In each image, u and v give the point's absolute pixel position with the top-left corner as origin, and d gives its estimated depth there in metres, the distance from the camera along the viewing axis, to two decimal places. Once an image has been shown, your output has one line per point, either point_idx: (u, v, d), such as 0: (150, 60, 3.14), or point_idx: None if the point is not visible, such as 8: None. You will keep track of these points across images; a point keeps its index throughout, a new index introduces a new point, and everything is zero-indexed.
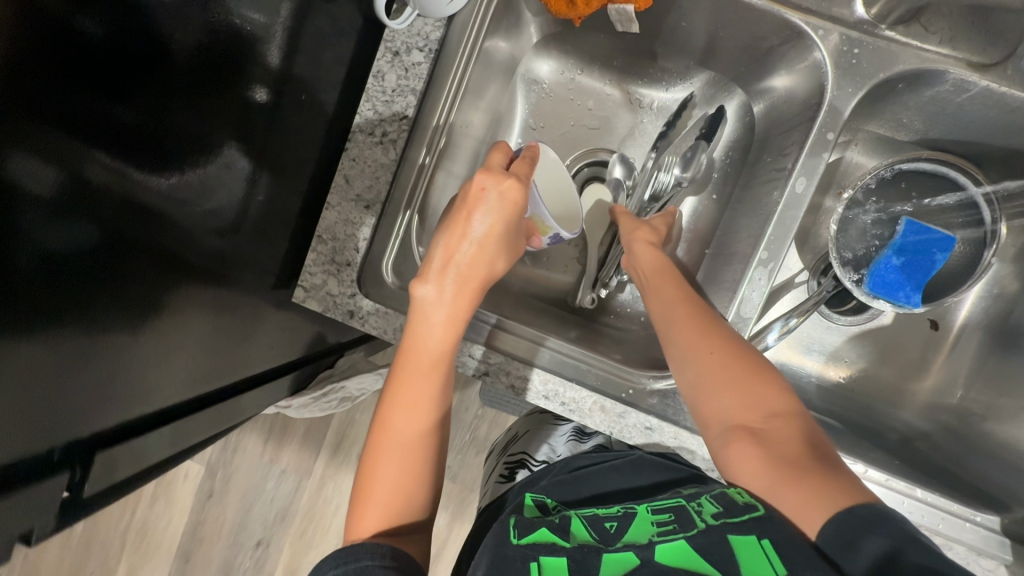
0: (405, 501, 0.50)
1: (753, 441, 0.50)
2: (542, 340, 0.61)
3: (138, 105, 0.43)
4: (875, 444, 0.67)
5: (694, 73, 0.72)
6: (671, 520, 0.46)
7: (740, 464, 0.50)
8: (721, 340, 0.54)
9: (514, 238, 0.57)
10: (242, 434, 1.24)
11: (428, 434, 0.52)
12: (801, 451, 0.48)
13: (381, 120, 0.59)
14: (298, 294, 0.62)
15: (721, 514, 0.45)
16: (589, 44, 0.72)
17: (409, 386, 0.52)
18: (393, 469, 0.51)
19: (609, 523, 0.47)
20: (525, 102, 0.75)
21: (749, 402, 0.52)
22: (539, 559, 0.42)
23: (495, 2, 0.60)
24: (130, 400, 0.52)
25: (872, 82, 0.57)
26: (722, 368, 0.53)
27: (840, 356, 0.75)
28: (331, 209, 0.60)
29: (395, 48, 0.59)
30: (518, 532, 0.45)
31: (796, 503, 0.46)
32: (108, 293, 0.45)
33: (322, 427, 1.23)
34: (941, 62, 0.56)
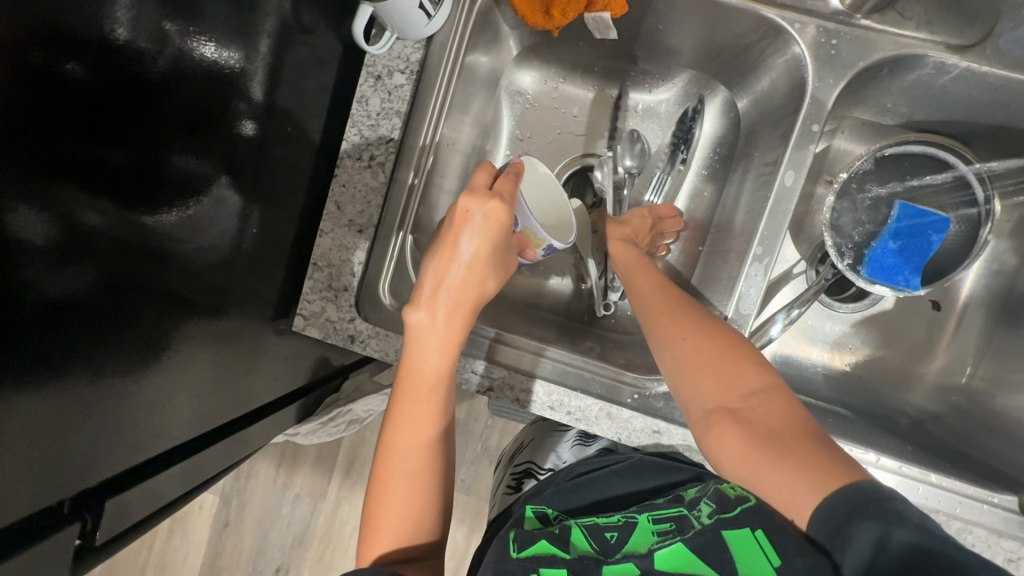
0: (418, 529, 0.51)
1: (738, 425, 0.49)
2: (542, 350, 0.61)
3: (131, 149, 0.44)
4: (886, 430, 0.67)
5: (676, 72, 0.72)
6: (671, 527, 0.45)
7: (727, 451, 0.49)
8: (698, 327, 0.54)
9: (505, 255, 0.56)
10: (255, 461, 1.24)
11: (433, 460, 0.52)
12: (804, 442, 0.47)
13: (368, 144, 0.60)
14: (298, 322, 0.62)
15: (714, 511, 0.45)
16: (569, 52, 0.73)
17: (410, 412, 0.52)
18: (403, 498, 0.51)
19: (610, 532, 0.47)
20: (510, 114, 0.76)
21: (728, 386, 0.51)
22: (539, 571, 0.41)
23: (472, 19, 0.60)
24: (138, 439, 0.52)
25: (853, 71, 0.58)
26: (700, 354, 0.53)
27: (844, 344, 0.74)
28: (324, 236, 0.61)
29: (377, 73, 0.59)
30: (518, 546, 0.44)
31: (784, 487, 0.45)
32: (113, 336, 0.46)
33: (334, 448, 1.23)
34: (920, 46, 0.56)
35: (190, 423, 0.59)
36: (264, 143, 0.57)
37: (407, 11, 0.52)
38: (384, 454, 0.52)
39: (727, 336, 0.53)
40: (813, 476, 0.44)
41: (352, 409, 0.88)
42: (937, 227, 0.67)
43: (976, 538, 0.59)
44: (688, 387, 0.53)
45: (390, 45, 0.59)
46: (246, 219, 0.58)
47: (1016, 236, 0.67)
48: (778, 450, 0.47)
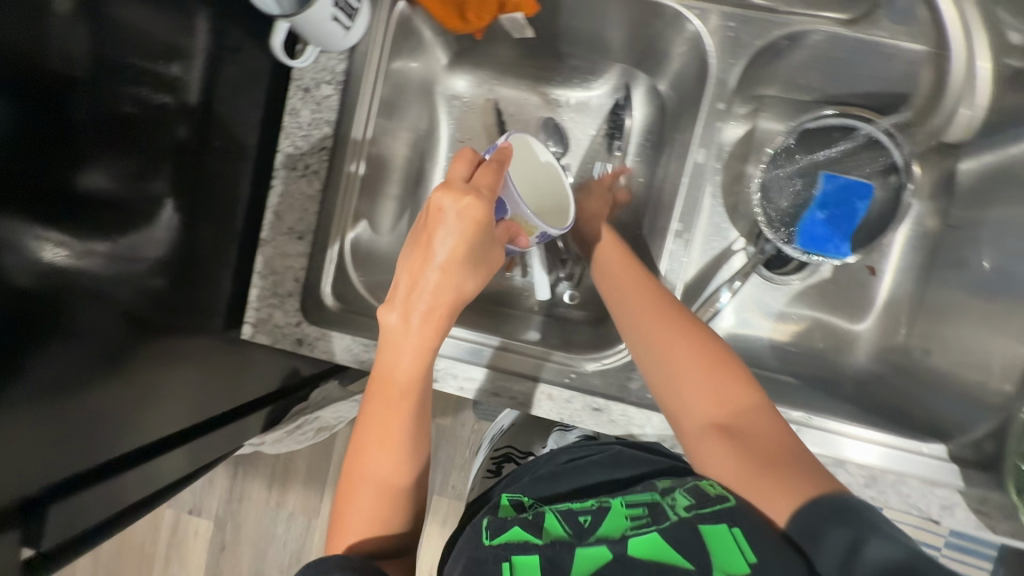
0: (385, 522, 0.52)
1: (724, 432, 0.51)
2: (547, 354, 0.64)
3: (61, 163, 0.43)
4: (834, 394, 0.68)
5: (601, 65, 0.75)
6: (644, 513, 0.44)
7: (707, 456, 0.51)
8: (687, 335, 0.55)
9: (485, 255, 0.52)
10: (246, 483, 1.26)
11: (407, 463, 0.53)
12: (786, 456, 0.49)
13: (302, 154, 0.62)
14: (247, 330, 0.65)
15: (693, 506, 0.44)
16: (496, 54, 0.76)
17: (388, 416, 0.53)
18: (374, 492, 0.52)
19: (584, 516, 0.45)
20: (449, 118, 0.78)
21: (721, 395, 0.53)
22: (511, 559, 0.42)
23: (392, 28, 0.63)
24: (100, 442, 0.52)
25: (751, 51, 0.64)
26: (689, 360, 0.54)
27: (789, 315, 0.74)
28: (266, 245, 0.63)
29: (305, 85, 0.62)
30: (492, 533, 0.44)
31: (762, 493, 0.46)
32: (62, 346, 0.45)
33: (323, 464, 1.24)
34: (808, 22, 0.63)
35: (152, 429, 0.58)
36: (206, 155, 0.58)
37: (323, 24, 0.55)
38: (357, 451, 0.54)
39: (713, 343, 0.55)
40: (796, 487, 0.46)
41: (319, 417, 0.89)
42: (861, 192, 0.69)
43: (911, 488, 0.60)
44: (676, 389, 0.54)
45: (316, 59, 0.62)
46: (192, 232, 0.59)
47: (936, 196, 0.70)
48: (758, 459, 0.48)
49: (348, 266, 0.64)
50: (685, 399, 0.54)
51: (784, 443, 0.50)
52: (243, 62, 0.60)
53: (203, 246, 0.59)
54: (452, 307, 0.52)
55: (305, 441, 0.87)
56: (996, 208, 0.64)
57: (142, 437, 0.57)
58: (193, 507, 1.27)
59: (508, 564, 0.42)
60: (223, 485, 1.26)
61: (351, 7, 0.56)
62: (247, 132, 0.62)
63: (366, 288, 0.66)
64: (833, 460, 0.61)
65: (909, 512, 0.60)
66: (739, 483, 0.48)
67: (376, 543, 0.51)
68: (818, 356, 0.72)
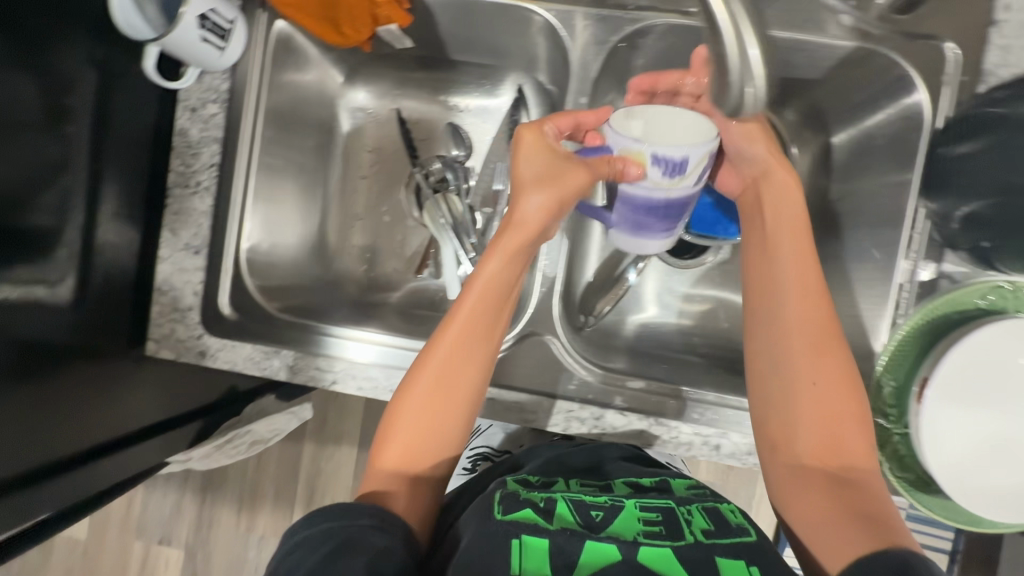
0: (431, 465, 0.54)
1: (829, 437, 0.51)
2: (578, 370, 0.64)
3: None
4: (733, 371, 0.71)
5: (494, 69, 0.78)
6: (658, 520, 0.49)
7: (805, 463, 0.52)
8: (808, 303, 0.54)
9: (562, 166, 0.51)
10: (215, 508, 1.24)
11: (459, 424, 0.54)
12: (866, 478, 0.50)
13: (193, 172, 0.68)
14: (151, 347, 0.68)
15: (711, 531, 0.48)
16: (390, 66, 0.79)
17: (462, 371, 0.53)
18: (404, 445, 0.53)
19: (595, 510, 0.49)
20: (353, 130, 0.81)
21: (845, 389, 0.52)
22: (521, 537, 0.45)
23: (271, 44, 0.68)
24: (38, 444, 0.56)
25: (608, 46, 0.63)
26: (807, 351, 0.53)
27: (691, 297, 0.78)
28: (165, 261, 0.67)
29: (192, 105, 0.67)
30: (503, 508, 0.48)
31: (809, 518, 0.50)
32: None
33: (291, 482, 1.22)
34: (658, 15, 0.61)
35: (86, 435, 0.60)
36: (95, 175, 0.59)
37: (193, 46, 0.57)
38: (402, 400, 0.54)
39: (824, 311, 0.53)
40: (873, 530, 0.46)
41: (254, 430, 0.88)
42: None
43: None
44: (787, 390, 0.53)
45: (201, 80, 0.67)
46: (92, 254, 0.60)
47: None
48: (832, 480, 0.50)
49: (244, 274, 0.68)
50: (799, 387, 0.52)
51: (866, 462, 0.51)
52: (135, 86, 0.62)
53: (100, 264, 0.61)
54: (523, 226, 0.52)
55: (239, 456, 0.89)
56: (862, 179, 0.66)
57: (76, 444, 0.59)
58: (163, 536, 1.26)
59: (518, 541, 0.45)
60: (191, 512, 1.25)
61: (222, 27, 0.59)
62: (139, 156, 0.64)
63: (260, 293, 0.69)
64: (716, 433, 0.62)
65: None
66: (801, 503, 0.51)
67: (397, 494, 0.52)
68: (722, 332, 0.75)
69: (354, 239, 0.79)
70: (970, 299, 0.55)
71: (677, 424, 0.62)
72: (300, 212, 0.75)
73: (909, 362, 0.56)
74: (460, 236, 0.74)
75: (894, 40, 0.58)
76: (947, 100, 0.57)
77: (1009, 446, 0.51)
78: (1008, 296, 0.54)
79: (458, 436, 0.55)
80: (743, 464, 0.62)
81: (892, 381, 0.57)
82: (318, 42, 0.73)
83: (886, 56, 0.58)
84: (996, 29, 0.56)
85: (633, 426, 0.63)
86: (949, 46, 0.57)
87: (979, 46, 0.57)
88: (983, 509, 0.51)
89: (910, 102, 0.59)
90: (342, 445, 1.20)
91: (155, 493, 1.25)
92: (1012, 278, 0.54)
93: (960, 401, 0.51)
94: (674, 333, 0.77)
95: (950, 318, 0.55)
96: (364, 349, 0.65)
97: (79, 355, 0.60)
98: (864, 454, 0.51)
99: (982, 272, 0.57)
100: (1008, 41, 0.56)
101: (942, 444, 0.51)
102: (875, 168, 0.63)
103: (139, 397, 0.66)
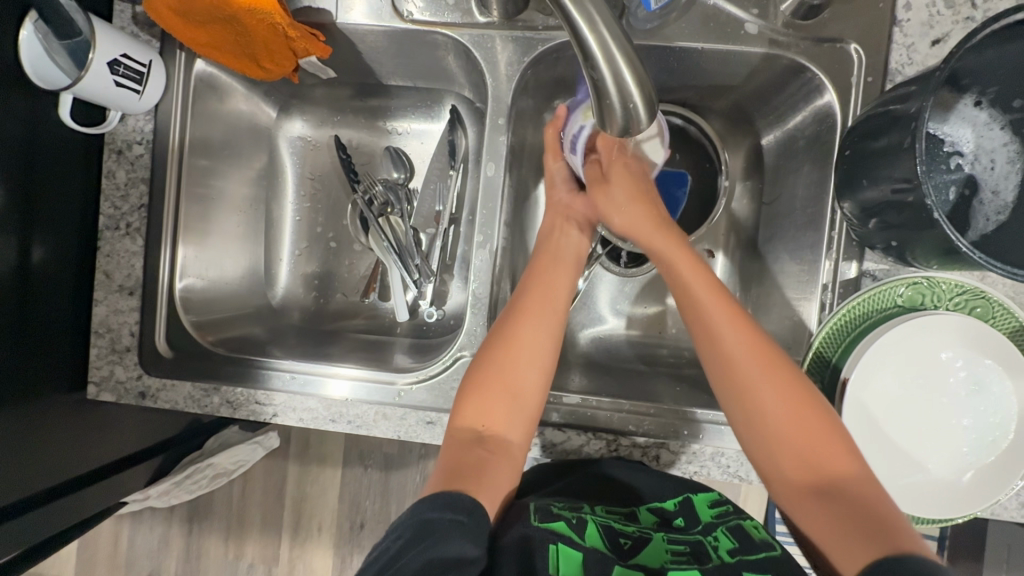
0: (503, 433, 0.57)
1: (807, 457, 0.50)
2: (586, 400, 0.64)
3: None
4: (680, 377, 0.71)
5: (426, 91, 0.79)
6: (686, 551, 0.52)
7: (800, 493, 0.50)
8: (746, 330, 0.54)
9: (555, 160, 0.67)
10: (202, 539, 1.21)
11: (534, 394, 0.58)
12: (854, 487, 0.48)
13: (122, 214, 0.68)
14: (92, 391, 0.67)
15: (736, 550, 0.51)
16: (323, 95, 0.80)
17: (531, 345, 0.59)
18: (481, 416, 0.57)
19: (623, 538, 0.53)
20: (293, 159, 0.81)
21: (806, 415, 0.50)
22: (556, 544, 0.49)
23: (193, 84, 0.69)
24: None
25: (523, 67, 0.64)
26: (767, 381, 0.52)
27: (637, 306, 0.78)
28: (99, 304, 0.67)
29: (118, 147, 0.67)
30: (540, 517, 0.53)
31: (818, 531, 0.48)
32: None
33: (277, 509, 1.18)
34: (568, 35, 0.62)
35: (39, 480, 0.61)
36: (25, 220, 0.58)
37: (107, 91, 0.59)
38: (481, 374, 0.58)
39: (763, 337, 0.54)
40: (869, 537, 0.45)
41: (215, 463, 0.89)
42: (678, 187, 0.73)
43: (728, 459, 0.61)
44: (763, 433, 0.52)
45: (125, 122, 0.67)
46: (26, 300, 0.59)
47: (748, 174, 0.73)
48: (818, 493, 0.49)
49: (179, 311, 0.69)
50: (769, 420, 0.51)
51: (850, 468, 0.49)
52: (59, 135, 0.62)
53: (34, 313, 0.61)
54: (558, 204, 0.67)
55: (198, 489, 0.90)
56: (789, 179, 0.67)
57: (28, 489, 0.60)
58: (151, 570, 1.22)
59: (555, 547, 0.49)
60: (179, 544, 1.21)
61: (136, 71, 0.61)
62: (69, 200, 0.64)
63: (195, 329, 0.69)
64: (655, 444, 0.62)
65: (732, 479, 0.62)
66: (813, 523, 0.48)
67: (470, 462, 0.54)
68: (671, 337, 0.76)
69: (303, 266, 0.81)
70: (889, 295, 0.56)
71: (616, 436, 0.63)
72: (241, 244, 0.77)
73: (833, 365, 0.57)
74: (404, 259, 0.75)
75: (802, 46, 0.59)
76: (857, 101, 0.58)
77: (929, 440, 0.53)
78: (925, 290, 0.55)
79: (532, 410, 0.58)
80: (681, 472, 0.62)
81: (817, 379, 0.58)
82: (245, 78, 0.74)
83: (794, 61, 0.60)
84: (898, 28, 0.57)
85: (572, 442, 0.63)
86: (852, 47, 0.58)
87: (883, 45, 0.58)
88: (906, 504, 0.52)
89: (823, 103, 0.60)
90: (325, 466, 1.17)
91: (142, 527, 1.22)
92: (928, 273, 0.55)
93: (878, 398, 0.53)
94: (625, 345, 0.77)
95: (871, 315, 0.56)
96: (338, 385, 0.65)
97: (17, 401, 0.59)
98: (848, 466, 0.49)
99: (901, 267, 0.57)
100: (911, 40, 0.57)
101: (873, 442, 0.53)
102: (798, 170, 0.66)
103: (89, 437, 0.67)
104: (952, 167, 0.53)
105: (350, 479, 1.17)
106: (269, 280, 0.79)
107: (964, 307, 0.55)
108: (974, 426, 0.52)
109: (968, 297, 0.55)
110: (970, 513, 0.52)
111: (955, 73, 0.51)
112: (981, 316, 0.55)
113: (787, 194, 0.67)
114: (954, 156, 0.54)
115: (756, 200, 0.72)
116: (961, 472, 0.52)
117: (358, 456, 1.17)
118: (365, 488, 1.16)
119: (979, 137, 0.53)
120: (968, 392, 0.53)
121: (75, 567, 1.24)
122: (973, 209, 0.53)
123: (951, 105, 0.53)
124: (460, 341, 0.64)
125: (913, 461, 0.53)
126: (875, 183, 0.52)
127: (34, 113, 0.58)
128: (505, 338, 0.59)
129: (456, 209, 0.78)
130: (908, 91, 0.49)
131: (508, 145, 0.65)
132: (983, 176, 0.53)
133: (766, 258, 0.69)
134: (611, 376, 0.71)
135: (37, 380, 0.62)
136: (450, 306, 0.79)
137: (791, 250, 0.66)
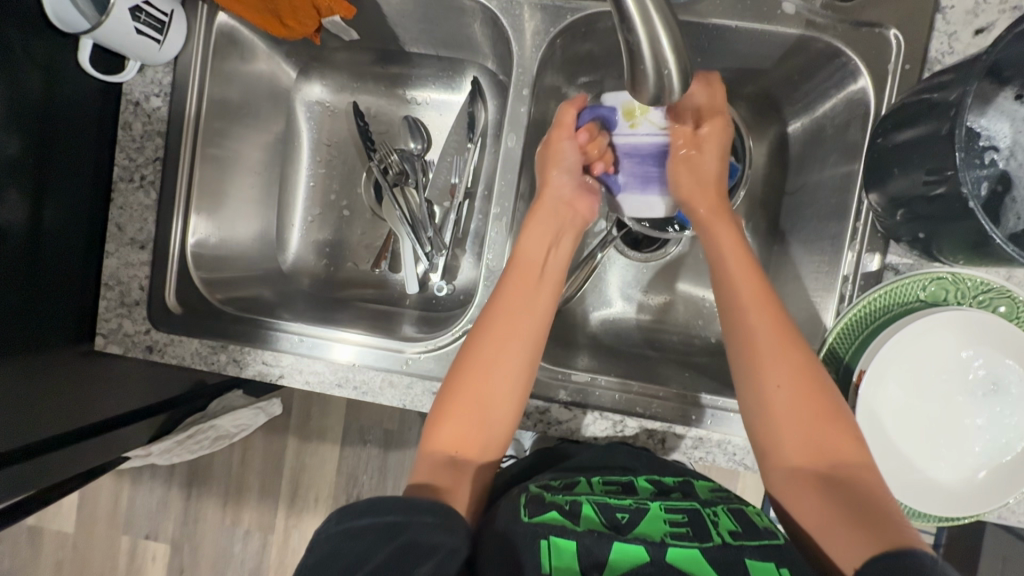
0: (472, 454, 0.55)
1: (787, 408, 0.51)
2: (593, 380, 0.63)
3: None
4: (689, 365, 0.70)
5: (447, 61, 0.77)
6: (684, 523, 0.50)
7: (773, 432, 0.52)
8: (757, 298, 0.55)
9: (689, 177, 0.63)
10: (200, 502, 1.22)
11: (508, 407, 0.56)
12: (836, 446, 0.50)
13: (137, 165, 0.67)
14: (99, 342, 0.67)
15: (738, 534, 0.49)
16: (344, 62, 0.79)
17: (498, 377, 0.56)
18: (458, 420, 0.55)
19: (621, 513, 0.51)
20: (309, 124, 0.81)
21: (788, 343, 0.53)
22: (549, 538, 0.47)
23: (214, 35, 0.67)
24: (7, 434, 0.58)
25: (549, 38, 0.62)
26: (757, 312, 0.55)
27: (648, 291, 0.77)
28: (111, 257, 0.67)
29: (135, 98, 0.67)
30: (529, 512, 0.50)
31: (815, 524, 0.48)
32: None
33: (275, 478, 1.19)
34: (600, 6, 0.61)
35: (47, 427, 0.62)
36: (42, 161, 0.58)
37: (128, 38, 0.59)
38: (456, 382, 0.56)
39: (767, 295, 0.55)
40: (869, 526, 0.45)
41: (218, 425, 0.87)
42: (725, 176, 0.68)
43: (735, 446, 0.61)
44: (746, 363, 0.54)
45: (143, 74, 0.67)
46: (37, 245, 0.59)
47: (771, 166, 0.71)
48: (803, 464, 0.50)
49: (189, 266, 0.69)
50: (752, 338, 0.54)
51: (824, 427, 0.50)
52: (78, 81, 0.61)
53: (44, 264, 0.60)
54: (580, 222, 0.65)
55: (201, 450, 0.89)
56: (815, 170, 0.66)
57: (29, 437, 0.60)
58: (149, 531, 1.23)
59: (546, 541, 0.46)
60: (178, 507, 1.22)
61: (157, 19, 0.60)
62: (84, 147, 0.63)
63: (204, 285, 0.69)
64: (661, 427, 0.62)
65: (737, 468, 0.62)
66: (790, 490, 0.50)
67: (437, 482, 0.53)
68: (681, 327, 0.75)
69: (313, 233, 0.80)
70: (912, 289, 0.55)
71: (623, 418, 0.62)
72: (252, 205, 0.76)
73: (858, 341, 0.56)
74: (416, 231, 0.73)
75: (840, 29, 0.57)
76: (892, 89, 0.57)
77: (942, 439, 0.52)
78: (949, 286, 0.54)
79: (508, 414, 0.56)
80: (686, 457, 0.62)
81: (832, 369, 0.57)
82: (267, 36, 0.73)
83: (829, 45, 0.58)
84: (941, 16, 0.56)
85: (579, 420, 0.63)
86: (892, 33, 0.57)
87: (922, 33, 0.56)
88: (920, 502, 0.52)
89: (856, 88, 0.59)
90: (324, 438, 1.18)
91: (142, 487, 1.23)
92: (953, 269, 0.54)
93: (893, 390, 0.52)
94: (635, 330, 0.76)
95: (892, 309, 0.55)
96: (345, 350, 0.65)
97: (22, 351, 0.58)
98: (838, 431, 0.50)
99: (925, 263, 0.57)
100: (953, 28, 0.56)
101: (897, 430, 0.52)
102: (826, 160, 0.64)
103: (95, 389, 0.67)
104: (987, 162, 0.51)
105: (349, 453, 1.17)
106: (279, 244, 0.79)
107: (987, 305, 0.54)
108: (988, 425, 0.52)
109: (992, 296, 0.54)
110: (977, 512, 0.52)
111: (996, 65, 0.49)
112: (1005, 315, 0.54)
113: (810, 186, 0.66)
114: (989, 150, 0.52)
115: (778, 191, 0.71)
116: (972, 470, 0.52)
117: (358, 431, 1.17)
118: (363, 462, 1.17)
119: (1017, 132, 0.51)
120: (985, 392, 0.52)
121: (75, 523, 1.25)
122: (1005, 206, 0.51)
123: (990, 97, 0.51)
124: (470, 313, 0.64)
125: (923, 458, 0.52)
126: (906, 173, 0.50)
127: (53, 59, 0.58)
128: (487, 330, 0.58)
129: (472, 181, 0.77)
130: (946, 80, 0.47)
131: (530, 118, 0.63)
132: (1017, 173, 0.51)
133: (786, 250, 0.68)
134: (620, 360, 0.70)
135: (44, 324, 0.61)
136: (460, 281, 0.78)
137: (810, 241, 0.65)
